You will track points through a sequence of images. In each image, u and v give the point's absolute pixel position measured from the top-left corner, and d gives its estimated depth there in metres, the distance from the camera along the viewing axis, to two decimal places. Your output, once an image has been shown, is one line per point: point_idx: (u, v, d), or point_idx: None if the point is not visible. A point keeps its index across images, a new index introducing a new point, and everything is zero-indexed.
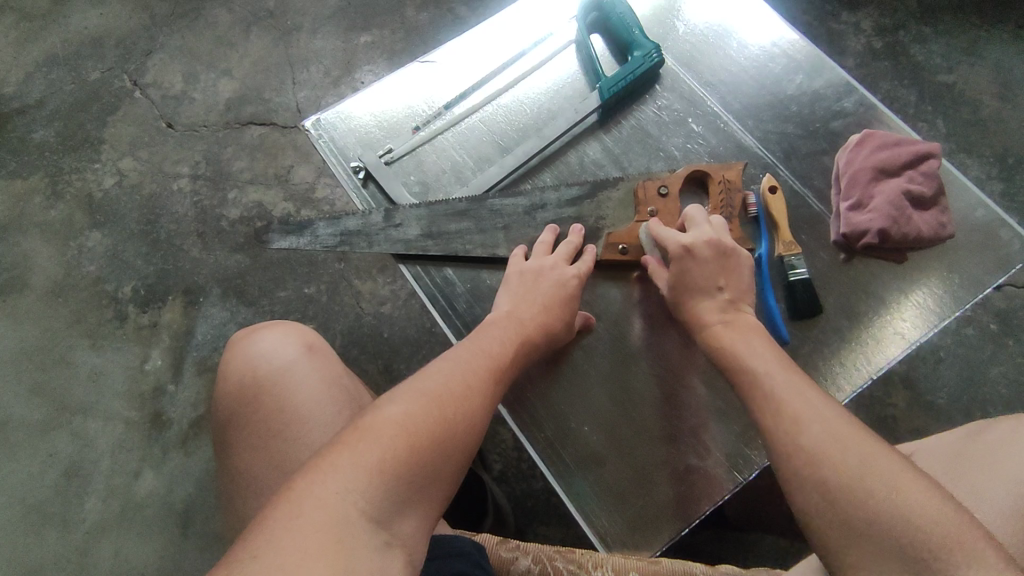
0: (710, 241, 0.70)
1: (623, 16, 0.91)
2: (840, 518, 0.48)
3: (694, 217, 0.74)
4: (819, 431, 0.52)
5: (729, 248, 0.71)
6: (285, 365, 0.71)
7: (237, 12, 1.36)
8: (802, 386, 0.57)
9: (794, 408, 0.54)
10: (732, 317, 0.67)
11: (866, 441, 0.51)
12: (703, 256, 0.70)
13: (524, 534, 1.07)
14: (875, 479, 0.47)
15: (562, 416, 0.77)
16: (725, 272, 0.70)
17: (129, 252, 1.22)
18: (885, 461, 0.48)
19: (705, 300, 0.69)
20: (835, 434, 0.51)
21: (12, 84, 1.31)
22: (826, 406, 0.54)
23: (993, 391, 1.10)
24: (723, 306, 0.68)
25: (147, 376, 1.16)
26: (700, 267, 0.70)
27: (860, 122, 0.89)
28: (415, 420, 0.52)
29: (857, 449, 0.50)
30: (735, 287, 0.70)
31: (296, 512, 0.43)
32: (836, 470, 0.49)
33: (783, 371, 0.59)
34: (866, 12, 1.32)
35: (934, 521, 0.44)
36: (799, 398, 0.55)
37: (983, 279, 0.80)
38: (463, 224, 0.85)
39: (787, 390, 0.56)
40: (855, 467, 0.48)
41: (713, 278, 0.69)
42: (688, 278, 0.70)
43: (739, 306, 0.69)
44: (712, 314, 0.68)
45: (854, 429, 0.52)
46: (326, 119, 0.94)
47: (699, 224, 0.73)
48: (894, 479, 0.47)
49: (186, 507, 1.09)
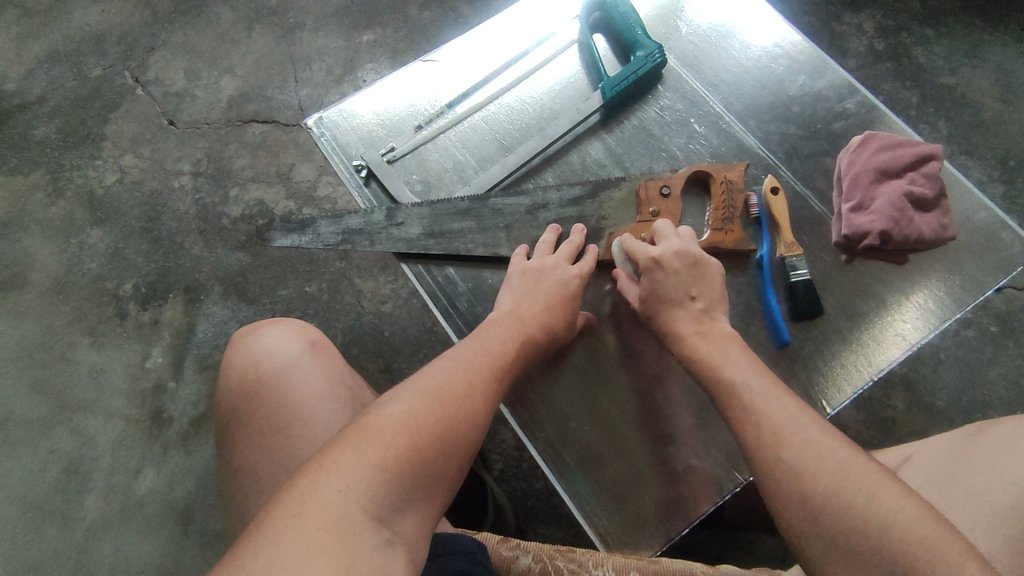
0: (678, 252, 0.72)
1: (626, 15, 0.91)
2: (821, 530, 0.48)
3: (663, 228, 0.75)
4: (800, 447, 0.52)
5: (698, 257, 0.72)
6: (289, 361, 0.72)
7: (239, 10, 1.36)
8: (778, 393, 0.57)
9: (771, 418, 0.55)
10: (707, 327, 0.68)
11: (842, 448, 0.51)
12: (671, 267, 0.71)
13: (524, 533, 1.07)
14: (853, 490, 0.48)
15: (562, 416, 0.77)
16: (695, 281, 0.71)
17: (130, 250, 1.22)
18: (863, 472, 0.49)
19: (678, 311, 0.70)
20: (814, 444, 0.52)
21: (13, 80, 1.31)
22: (805, 417, 0.54)
23: (993, 393, 1.10)
24: (696, 316, 0.69)
25: (148, 374, 1.16)
26: (669, 278, 0.71)
27: (863, 123, 0.89)
28: (417, 418, 0.53)
29: (835, 458, 0.50)
30: (708, 295, 0.70)
31: (297, 511, 0.43)
32: (816, 482, 0.49)
33: (759, 378, 0.59)
34: (868, 13, 1.32)
35: (913, 529, 0.44)
36: (778, 407, 0.56)
37: (985, 280, 0.80)
38: (465, 223, 0.85)
39: (766, 399, 0.57)
40: (834, 479, 0.49)
41: (684, 288, 0.70)
42: (659, 290, 0.71)
43: (712, 315, 0.69)
44: (687, 325, 0.68)
45: (831, 438, 0.52)
46: (328, 118, 0.95)
47: (667, 235, 0.74)
48: (869, 485, 0.48)
49: (187, 504, 1.09)
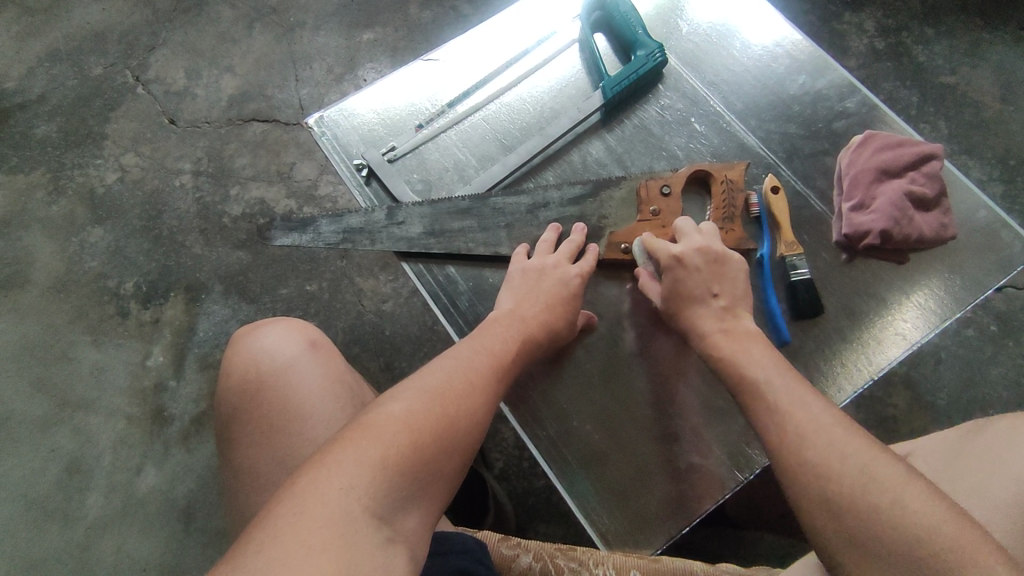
0: (701, 249, 0.72)
1: (626, 15, 0.91)
2: (844, 528, 0.48)
3: (684, 226, 0.75)
4: (824, 446, 0.52)
5: (720, 254, 0.72)
6: (289, 360, 0.72)
7: (239, 8, 1.36)
8: (803, 393, 0.57)
9: (796, 417, 0.55)
10: (730, 325, 0.68)
11: (865, 446, 0.51)
12: (693, 264, 0.71)
13: (524, 531, 1.07)
14: (874, 487, 0.48)
15: (563, 414, 0.78)
16: (718, 278, 0.71)
17: (131, 249, 1.22)
18: (884, 470, 0.49)
19: (700, 307, 0.70)
20: (836, 443, 0.52)
21: (13, 78, 1.31)
22: (829, 416, 0.54)
23: (993, 392, 1.10)
24: (718, 313, 0.69)
25: (148, 373, 1.16)
26: (692, 275, 0.71)
27: (863, 122, 0.89)
28: (418, 417, 0.53)
29: (858, 457, 0.50)
30: (730, 292, 0.71)
31: (298, 508, 0.43)
32: (836, 480, 0.50)
33: (783, 377, 0.60)
34: (869, 12, 1.32)
35: (933, 528, 0.44)
36: (800, 406, 0.56)
37: (985, 279, 0.80)
38: (465, 222, 0.85)
39: (788, 398, 0.57)
40: (856, 477, 0.49)
41: (707, 285, 0.70)
42: (682, 287, 0.71)
43: (736, 312, 0.69)
44: (710, 323, 0.68)
45: (855, 436, 0.52)
46: (329, 116, 0.95)
47: (688, 233, 0.74)
48: (891, 483, 0.48)
49: (188, 503, 1.09)
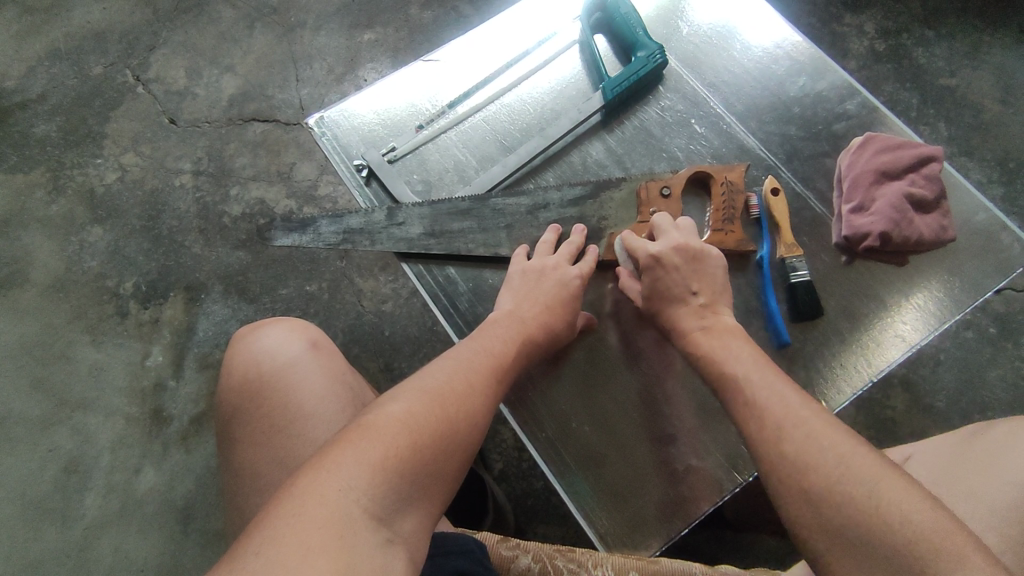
0: (678, 247, 0.72)
1: (627, 16, 0.91)
2: (827, 524, 0.48)
3: (662, 223, 0.76)
4: (805, 440, 0.52)
5: (698, 251, 0.72)
6: (289, 361, 0.72)
7: (240, 8, 1.36)
8: (782, 388, 0.57)
9: (773, 412, 0.55)
10: (711, 322, 0.68)
11: (845, 439, 0.51)
12: (672, 263, 0.71)
13: (524, 533, 1.07)
14: (853, 479, 0.48)
15: (562, 416, 0.78)
16: (698, 276, 0.71)
17: (131, 248, 1.22)
18: (864, 462, 0.49)
19: (680, 307, 0.70)
20: (814, 437, 0.52)
21: (13, 78, 1.31)
22: (807, 409, 0.54)
23: (992, 395, 1.10)
24: (698, 311, 0.69)
25: (148, 372, 1.16)
26: (672, 275, 0.71)
27: (863, 125, 0.89)
28: (418, 418, 0.53)
29: (836, 450, 0.50)
30: (710, 289, 0.70)
31: (297, 509, 0.43)
32: (816, 474, 0.50)
33: (761, 373, 0.59)
34: (870, 14, 1.32)
35: (913, 519, 0.44)
36: (780, 401, 0.56)
37: (983, 282, 0.80)
38: (466, 223, 0.85)
39: (767, 393, 0.57)
40: (834, 470, 0.49)
41: (687, 283, 0.70)
42: (662, 286, 0.71)
43: (715, 308, 0.69)
44: (691, 321, 0.69)
45: (834, 430, 0.52)
46: (329, 117, 0.95)
47: (666, 231, 0.74)
48: (871, 475, 0.48)
49: (187, 503, 1.09)
